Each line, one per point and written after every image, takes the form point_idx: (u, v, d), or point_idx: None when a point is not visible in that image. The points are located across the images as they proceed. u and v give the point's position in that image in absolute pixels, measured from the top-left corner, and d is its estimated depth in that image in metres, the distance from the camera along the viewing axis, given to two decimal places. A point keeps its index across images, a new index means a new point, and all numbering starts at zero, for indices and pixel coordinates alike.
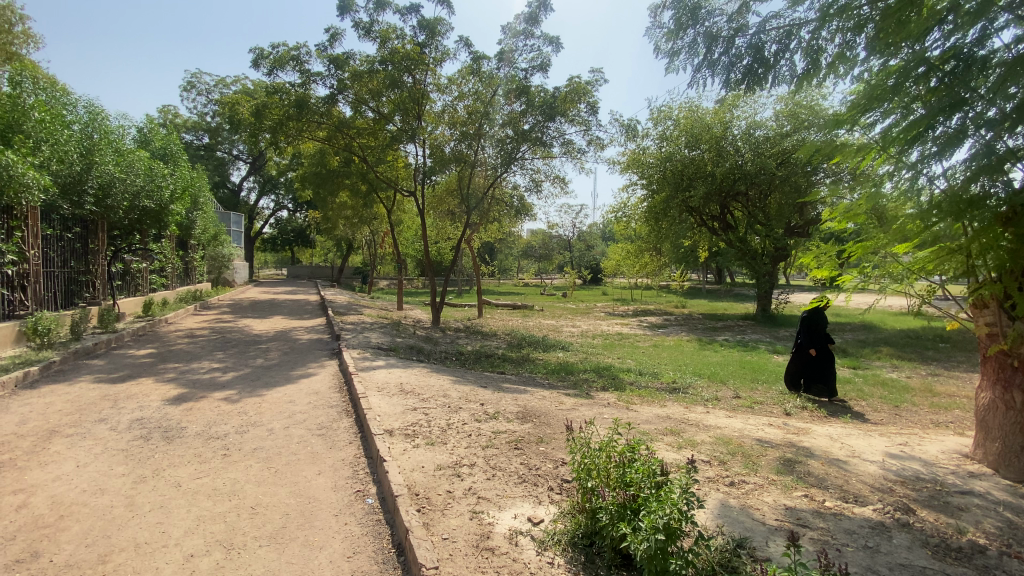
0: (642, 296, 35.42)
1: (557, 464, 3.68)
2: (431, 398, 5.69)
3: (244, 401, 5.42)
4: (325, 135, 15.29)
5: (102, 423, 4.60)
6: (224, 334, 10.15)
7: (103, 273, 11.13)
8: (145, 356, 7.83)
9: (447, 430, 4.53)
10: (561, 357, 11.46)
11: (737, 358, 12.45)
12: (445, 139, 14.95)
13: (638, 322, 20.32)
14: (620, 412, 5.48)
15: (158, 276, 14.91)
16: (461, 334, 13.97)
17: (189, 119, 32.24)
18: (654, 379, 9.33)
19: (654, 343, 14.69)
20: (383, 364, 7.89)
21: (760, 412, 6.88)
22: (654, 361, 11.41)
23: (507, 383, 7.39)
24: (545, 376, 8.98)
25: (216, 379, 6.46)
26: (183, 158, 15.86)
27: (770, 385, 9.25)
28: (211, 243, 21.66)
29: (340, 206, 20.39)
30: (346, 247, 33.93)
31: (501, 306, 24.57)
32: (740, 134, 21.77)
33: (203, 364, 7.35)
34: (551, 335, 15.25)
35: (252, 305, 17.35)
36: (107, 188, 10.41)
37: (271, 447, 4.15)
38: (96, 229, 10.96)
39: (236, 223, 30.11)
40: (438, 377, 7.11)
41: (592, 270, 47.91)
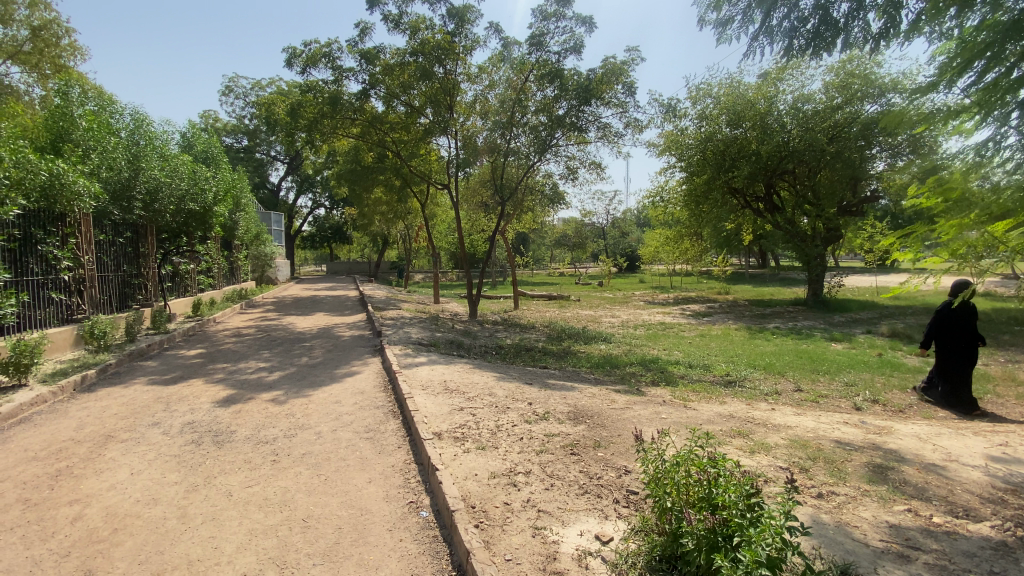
0: (682, 283, 34.39)
1: (620, 473, 3.41)
2: (477, 397, 5.50)
3: (291, 402, 5.37)
4: (359, 131, 15.32)
5: (155, 427, 4.62)
6: (269, 332, 10.31)
7: (154, 275, 11.50)
8: (195, 356, 7.99)
9: (497, 433, 4.32)
10: (604, 349, 11.12)
11: (792, 347, 11.77)
12: (478, 129, 14.71)
13: (680, 311, 19.65)
14: (679, 411, 5.14)
15: (206, 276, 15.37)
16: (500, 327, 13.79)
17: (229, 123, 33.22)
18: (705, 371, 8.87)
19: (699, 332, 14.11)
20: (425, 360, 7.77)
21: (828, 408, 6.37)
22: (703, 352, 10.91)
23: (553, 380, 7.14)
24: (590, 370, 8.68)
25: (263, 379, 6.47)
26: (224, 160, 16.20)
27: (833, 377, 8.63)
28: (254, 242, 22.28)
29: (375, 202, 20.53)
30: (382, 242, 34.34)
31: (537, 297, 24.29)
32: (786, 109, 20.59)
33: (250, 364, 7.42)
34: (591, 327, 14.89)
35: (295, 302, 17.70)
36: (154, 193, 10.67)
37: (319, 451, 4.03)
38: (146, 233, 11.30)
39: (277, 222, 30.93)
40: (482, 373, 6.93)
41: (628, 258, 46.94)
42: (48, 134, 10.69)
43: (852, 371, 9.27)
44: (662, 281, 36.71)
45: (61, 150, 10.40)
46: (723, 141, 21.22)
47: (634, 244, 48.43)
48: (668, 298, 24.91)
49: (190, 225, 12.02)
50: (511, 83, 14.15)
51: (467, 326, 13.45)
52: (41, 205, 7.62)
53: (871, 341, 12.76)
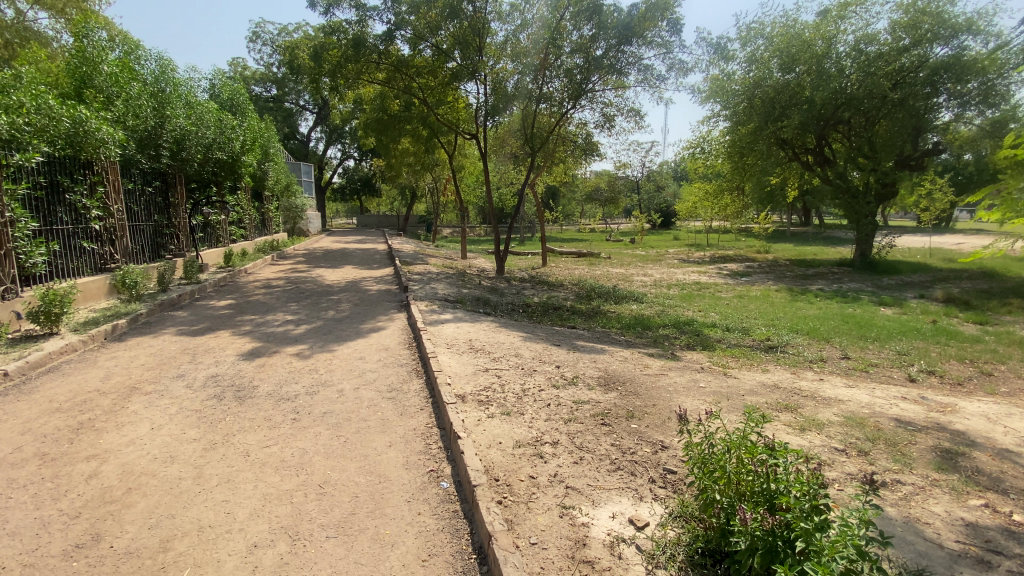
0: (718, 241, 33.07)
1: (656, 449, 3.13)
2: (503, 358, 5.28)
3: (315, 357, 5.28)
4: (385, 76, 14.74)
5: (180, 379, 4.62)
6: (298, 285, 10.32)
7: (185, 225, 11.58)
8: (225, 307, 8.04)
9: (523, 397, 4.09)
10: (636, 310, 10.72)
11: (837, 311, 11.14)
12: (509, 74, 13.90)
13: (716, 270, 18.87)
14: (719, 380, 4.80)
15: (237, 227, 15.49)
16: (528, 284, 13.48)
17: (257, 71, 32.82)
18: (744, 336, 8.41)
19: (737, 293, 13.49)
20: (451, 317, 7.59)
21: (881, 381, 5.89)
22: (740, 314, 10.43)
23: (583, 341, 6.84)
24: (621, 332, 8.34)
25: (289, 332, 6.42)
26: (250, 109, 15.92)
27: (883, 345, 8.08)
28: (284, 194, 22.35)
29: (402, 153, 20.10)
30: (411, 195, 34.03)
31: (566, 254, 23.75)
32: (846, 50, 18.79)
33: (277, 316, 7.40)
34: (622, 285, 14.45)
35: (325, 254, 17.79)
36: (180, 142, 10.64)
37: (341, 410, 3.90)
38: (175, 182, 11.33)
39: (307, 173, 30.93)
40: (509, 333, 6.69)
41: (662, 214, 45.39)
42: (72, 80, 10.52)
43: (905, 339, 8.64)
44: (697, 239, 35.42)
45: (85, 97, 10.29)
46: (772, 87, 19.67)
47: (668, 199, 46.71)
48: (704, 257, 23.97)
49: (217, 172, 12.27)
50: (545, 21, 13.19)
51: (495, 282, 13.20)
52: (67, 153, 7.57)
53: (925, 306, 11.91)
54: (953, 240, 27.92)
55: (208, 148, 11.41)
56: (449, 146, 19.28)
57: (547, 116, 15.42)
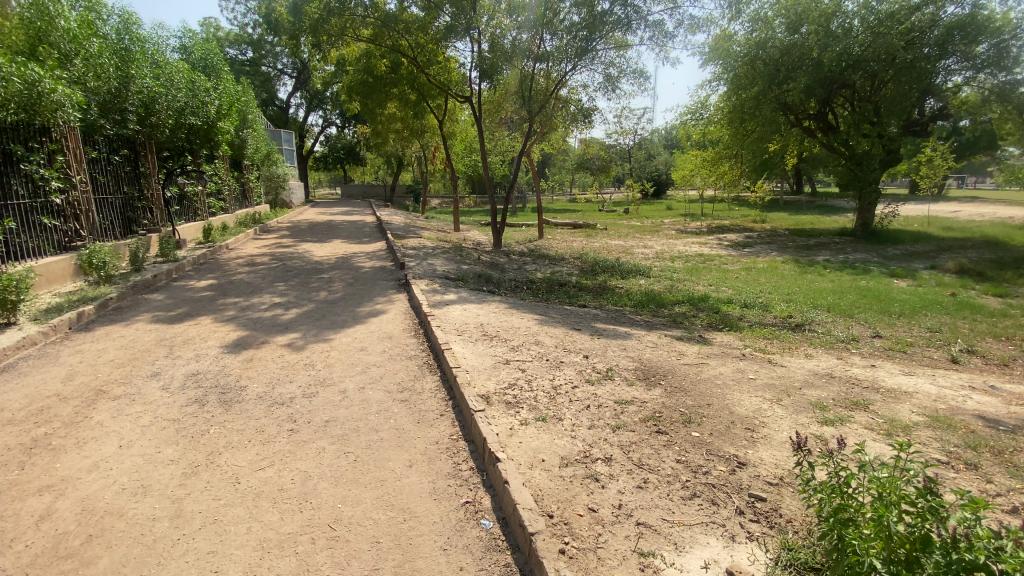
0: (713, 211, 32.51)
1: (732, 467, 2.64)
2: (522, 346, 4.69)
3: (310, 349, 4.64)
4: (371, 34, 13.63)
5: (154, 379, 3.98)
6: (285, 261, 9.56)
7: (160, 197, 10.66)
8: (206, 289, 7.31)
9: (556, 397, 3.53)
10: (645, 285, 10.18)
11: (850, 284, 10.79)
12: (508, 30, 12.88)
13: (716, 241, 18.39)
14: (768, 371, 4.29)
15: (216, 199, 14.51)
16: (528, 258, 12.84)
17: (231, 31, 30.92)
18: (765, 313, 7.94)
19: (744, 266, 13.03)
20: (456, 298, 6.96)
21: (928, 364, 5.46)
22: (754, 289, 10.00)
23: (601, 323, 6.28)
24: (636, 310, 7.80)
25: (277, 319, 5.73)
26: (225, 70, 14.69)
27: (911, 322, 7.72)
28: (265, 163, 21.18)
29: (389, 118, 19.04)
30: (398, 165, 32.81)
31: (561, 225, 23.05)
32: (856, 8, 17.97)
33: (263, 298, 6.70)
34: (624, 258, 13.93)
35: (310, 228, 16.89)
36: (148, 105, 9.69)
37: (346, 418, 3.31)
38: (148, 150, 10.38)
39: (289, 141, 29.52)
40: (523, 315, 6.09)
41: (653, 183, 44.61)
42: (24, 35, 8.93)
43: (931, 315, 8.26)
44: (691, 209, 34.80)
45: (37, 54, 8.70)
46: (778, 49, 18.84)
47: (660, 168, 45.94)
48: (701, 227, 23.46)
49: (192, 140, 11.25)
50: None
51: (494, 256, 12.55)
52: (20, 118, 6.60)
53: (939, 278, 11.57)
54: (949, 209, 27.75)
55: (180, 113, 10.43)
56: (439, 112, 18.23)
57: (545, 77, 14.49)
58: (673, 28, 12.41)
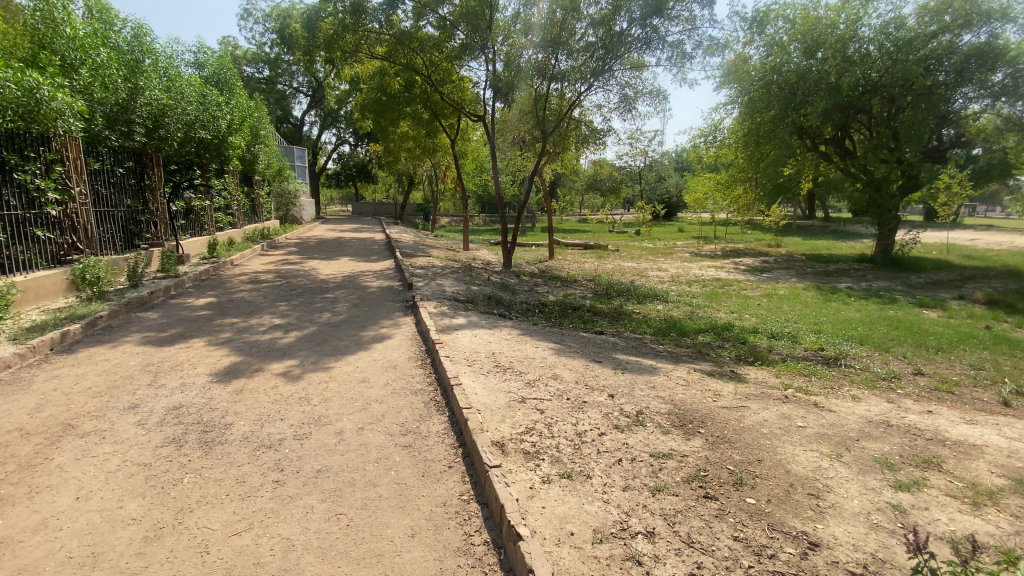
0: (726, 234, 32.08)
1: (803, 550, 2.18)
2: (540, 379, 4.24)
3: (305, 380, 4.22)
4: (385, 51, 13.55)
5: (132, 413, 3.58)
6: (288, 279, 9.22)
7: (165, 212, 10.47)
8: (203, 308, 6.96)
9: (582, 447, 3.08)
10: (663, 311, 9.73)
11: (879, 314, 10.26)
12: (523, 50, 12.70)
13: (732, 265, 17.92)
14: (817, 418, 3.82)
15: (224, 214, 14.34)
16: (540, 280, 12.45)
17: (249, 50, 31.43)
18: (794, 345, 7.44)
19: (764, 292, 12.55)
20: (465, 322, 6.55)
21: (986, 408, 4.95)
22: (779, 317, 9.50)
23: (622, 354, 5.83)
24: (656, 339, 7.34)
25: (273, 343, 5.32)
26: (238, 85, 14.63)
27: (953, 358, 7.18)
28: (276, 178, 21.14)
29: (401, 136, 18.98)
30: (408, 183, 32.82)
31: (572, 246, 22.73)
32: (871, 33, 17.84)
33: (262, 320, 6.32)
34: (639, 281, 13.50)
35: (319, 244, 16.66)
36: (157, 117, 9.47)
37: (341, 467, 2.87)
38: (156, 162, 10.20)
39: (302, 157, 29.64)
40: (537, 343, 5.65)
41: (664, 206, 44.41)
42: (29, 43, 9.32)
43: (971, 349, 7.73)
44: (703, 231, 34.42)
45: (39, 62, 8.98)
46: (795, 73, 18.63)
47: (671, 190, 45.76)
48: (715, 250, 23.04)
49: (201, 153, 11.12)
50: None
51: (504, 277, 12.17)
52: (17, 126, 6.39)
53: (972, 309, 11.00)
54: (968, 236, 27.16)
55: (190, 126, 10.25)
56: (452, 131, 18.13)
57: (559, 97, 14.31)
58: (691, 48, 12.19)
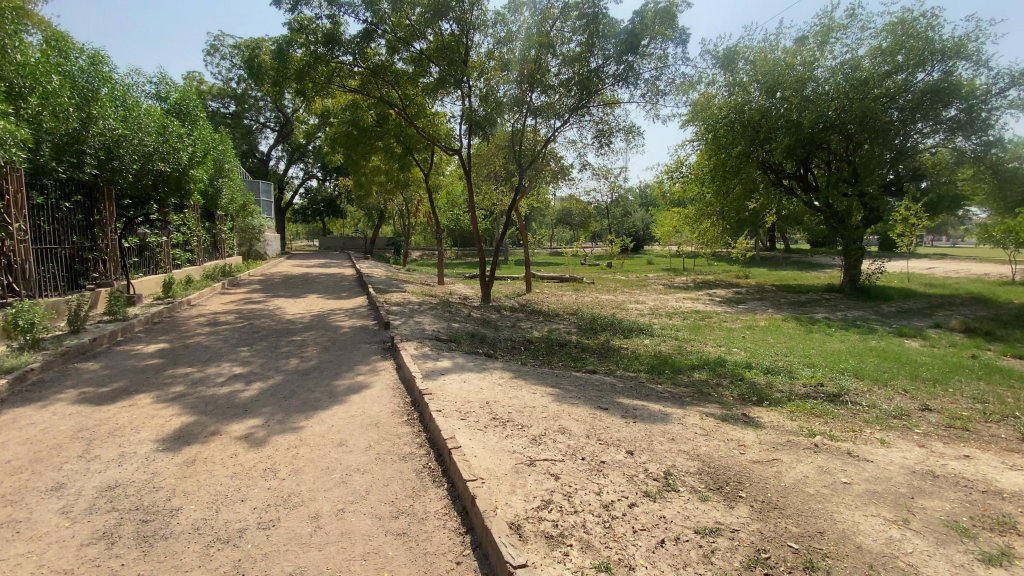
0: (695, 266, 32.60)
1: None
2: (545, 434, 3.75)
3: (272, 445, 3.59)
4: (359, 84, 13.27)
5: (53, 498, 2.88)
6: (252, 320, 8.47)
7: (116, 247, 9.66)
8: (153, 355, 6.18)
9: (614, 525, 2.59)
10: (651, 346, 9.40)
11: (863, 345, 10.24)
12: (498, 85, 12.63)
13: (708, 297, 17.97)
14: (859, 472, 3.46)
15: (182, 250, 13.44)
16: (522, 315, 12.02)
17: (214, 85, 30.83)
18: (793, 382, 7.18)
19: (746, 324, 12.46)
20: (451, 365, 6.00)
21: (1010, 449, 4.72)
22: (768, 351, 9.32)
23: (624, 397, 5.40)
24: (652, 378, 6.96)
25: (234, 397, 4.65)
26: (201, 117, 14.00)
27: (951, 390, 7.07)
28: (240, 213, 20.26)
29: (373, 170, 18.59)
30: (379, 217, 32.31)
31: (547, 279, 22.55)
32: (826, 75, 18.81)
33: (222, 368, 5.60)
34: (621, 315, 13.24)
35: (285, 281, 15.82)
36: (110, 148, 8.84)
37: (321, 568, 2.28)
38: (108, 196, 9.49)
39: (267, 192, 28.78)
40: (533, 388, 5.15)
41: (632, 239, 45.20)
42: None
43: (965, 380, 7.66)
44: (672, 264, 34.92)
45: None
46: (758, 111, 19.36)
47: (639, 223, 46.71)
48: (688, 282, 23.22)
49: (158, 186, 10.45)
50: (535, 29, 12.13)
51: (484, 313, 11.69)
52: None
53: (948, 338, 11.14)
54: (923, 266, 28.45)
55: (146, 157, 9.64)
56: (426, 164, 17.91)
57: (534, 133, 14.28)
58: (664, 86, 12.38)
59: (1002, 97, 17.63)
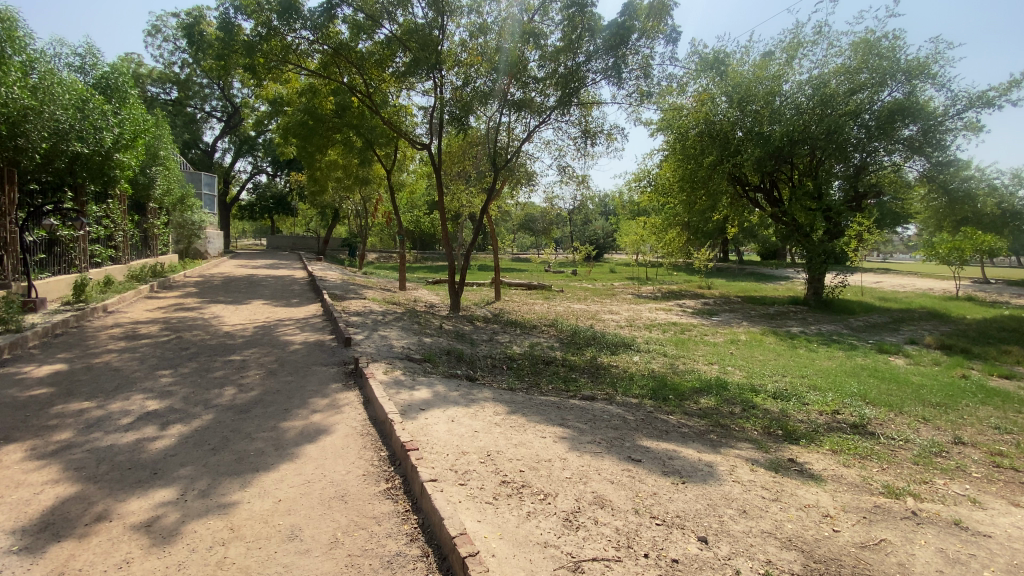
0: (658, 275, 32.60)
1: None
2: (581, 511, 2.77)
3: (186, 542, 2.40)
4: (318, 66, 11.86)
5: None
6: (181, 333, 7.00)
7: (17, 240, 7.81)
8: (40, 383, 4.69)
9: None
10: (642, 364, 8.58)
11: (853, 364, 9.89)
12: (471, 77, 11.49)
13: (681, 308, 17.48)
14: (992, 558, 2.74)
15: (104, 246, 11.54)
16: (496, 326, 10.97)
17: (154, 69, 28.15)
18: (807, 411, 6.50)
19: (728, 338, 11.95)
20: (432, 396, 4.90)
21: None
22: (766, 370, 8.72)
23: (646, 437, 4.48)
24: (659, 406, 6.08)
25: (141, 451, 3.36)
26: (130, 93, 12.10)
27: (969, 417, 6.64)
28: (175, 206, 18.15)
29: (330, 165, 17.05)
30: (333, 217, 30.43)
31: (514, 286, 21.62)
32: (792, 90, 18.94)
33: (131, 403, 4.24)
34: (599, 327, 12.44)
35: (226, 283, 14.04)
36: (13, 122, 7.17)
37: None
38: (9, 181, 7.57)
39: (211, 185, 26.33)
40: (540, 429, 4.14)
41: (594, 246, 44.99)
42: None
43: (973, 404, 7.30)
44: (636, 272, 34.84)
45: None
46: (729, 124, 19.28)
47: (600, 231, 46.64)
48: (656, 292, 22.95)
49: (75, 170, 8.89)
50: (514, 20, 11.16)
51: (457, 324, 10.59)
52: None
53: (931, 356, 10.96)
54: (873, 280, 29.56)
55: (60, 135, 8.08)
56: (389, 160, 16.60)
57: (509, 130, 13.31)
58: (650, 88, 11.62)
59: (958, 118, 18.20)
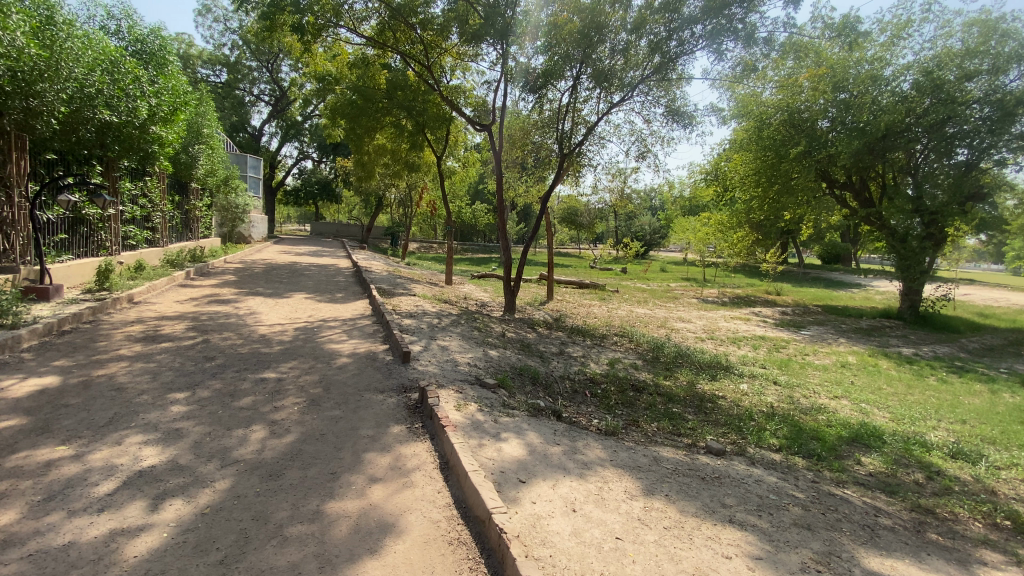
0: (716, 276, 30.30)
1: None
2: None
3: None
4: (374, 33, 10.74)
5: None
6: (208, 336, 5.87)
7: (26, 216, 7.01)
8: (15, 407, 3.58)
9: None
10: (753, 395, 6.98)
11: (1011, 403, 7.97)
12: (542, 47, 9.91)
13: (759, 317, 15.57)
14: None
15: (142, 227, 10.76)
16: (563, 335, 9.51)
17: (205, 51, 27.91)
18: (1014, 485, 4.84)
19: (835, 361, 10.08)
20: (530, 452, 3.52)
21: None
22: (912, 412, 6.96)
23: (863, 552, 2.96)
24: (817, 472, 4.48)
25: (111, 564, 2.10)
26: (169, 61, 11.16)
27: None
28: (220, 187, 17.53)
29: (378, 148, 15.93)
30: (377, 204, 29.60)
31: (564, 284, 20.08)
32: (895, 74, 16.36)
33: (118, 452, 3.02)
34: (677, 338, 10.84)
35: (266, 272, 13.18)
36: (30, 79, 6.32)
37: None
38: (19, 148, 6.76)
39: (257, 168, 25.80)
40: (713, 538, 2.68)
41: (644, 242, 42.69)
42: None
43: None
44: (691, 272, 32.67)
45: None
46: (817, 113, 16.99)
47: (649, 226, 44.35)
48: (721, 297, 20.96)
49: (105, 142, 8.14)
50: None
51: (519, 330, 9.21)
52: None
53: None
54: (965, 292, 26.38)
55: (84, 98, 7.26)
56: (441, 144, 15.34)
57: (577, 110, 11.76)
58: (755, 60, 9.78)
59: None
